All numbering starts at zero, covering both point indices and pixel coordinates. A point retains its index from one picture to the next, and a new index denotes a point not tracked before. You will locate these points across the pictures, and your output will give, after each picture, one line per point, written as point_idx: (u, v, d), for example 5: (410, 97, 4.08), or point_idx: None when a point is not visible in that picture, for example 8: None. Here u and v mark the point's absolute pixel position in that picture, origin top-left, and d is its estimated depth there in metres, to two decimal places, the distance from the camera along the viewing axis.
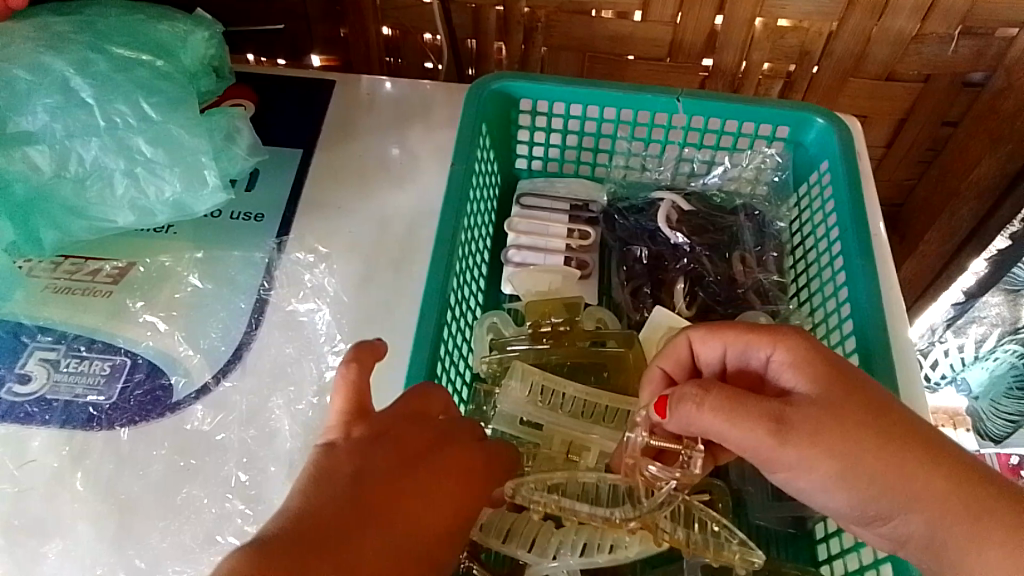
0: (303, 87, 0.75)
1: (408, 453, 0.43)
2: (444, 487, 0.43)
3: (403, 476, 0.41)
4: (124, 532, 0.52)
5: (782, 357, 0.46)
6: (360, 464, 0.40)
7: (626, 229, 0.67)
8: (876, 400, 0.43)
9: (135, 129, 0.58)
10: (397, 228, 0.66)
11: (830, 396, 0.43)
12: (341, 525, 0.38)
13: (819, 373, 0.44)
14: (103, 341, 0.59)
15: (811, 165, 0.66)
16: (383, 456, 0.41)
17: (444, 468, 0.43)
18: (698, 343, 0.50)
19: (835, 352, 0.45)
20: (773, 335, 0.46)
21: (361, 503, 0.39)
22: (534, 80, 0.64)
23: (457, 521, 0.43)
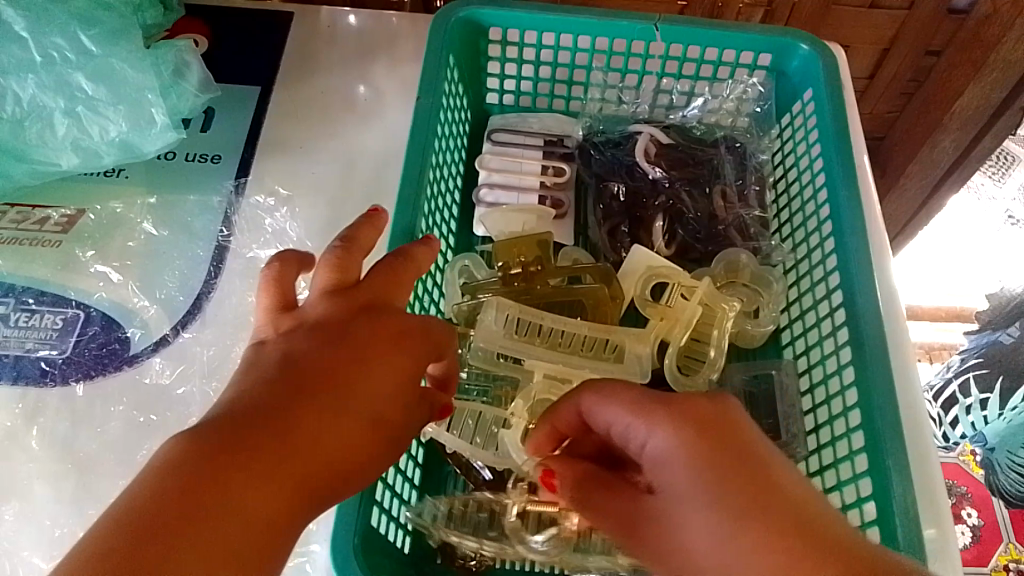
0: (259, 20, 0.70)
1: (333, 324, 0.39)
2: (379, 353, 0.39)
3: (329, 348, 0.38)
4: (83, 491, 0.50)
5: (657, 441, 0.34)
6: (290, 352, 0.37)
7: (603, 164, 0.64)
8: (772, 505, 0.31)
9: (73, 64, 0.54)
10: (363, 170, 0.63)
11: (718, 497, 0.31)
12: (263, 406, 0.34)
13: (702, 464, 0.32)
14: (53, 293, 0.56)
15: (794, 94, 0.63)
16: (301, 338, 0.38)
17: (375, 331, 0.39)
18: (584, 410, 0.39)
19: (727, 448, 0.33)
20: (653, 409, 0.35)
21: (283, 383, 0.36)
22: (504, 7, 0.61)
23: (403, 391, 0.39)
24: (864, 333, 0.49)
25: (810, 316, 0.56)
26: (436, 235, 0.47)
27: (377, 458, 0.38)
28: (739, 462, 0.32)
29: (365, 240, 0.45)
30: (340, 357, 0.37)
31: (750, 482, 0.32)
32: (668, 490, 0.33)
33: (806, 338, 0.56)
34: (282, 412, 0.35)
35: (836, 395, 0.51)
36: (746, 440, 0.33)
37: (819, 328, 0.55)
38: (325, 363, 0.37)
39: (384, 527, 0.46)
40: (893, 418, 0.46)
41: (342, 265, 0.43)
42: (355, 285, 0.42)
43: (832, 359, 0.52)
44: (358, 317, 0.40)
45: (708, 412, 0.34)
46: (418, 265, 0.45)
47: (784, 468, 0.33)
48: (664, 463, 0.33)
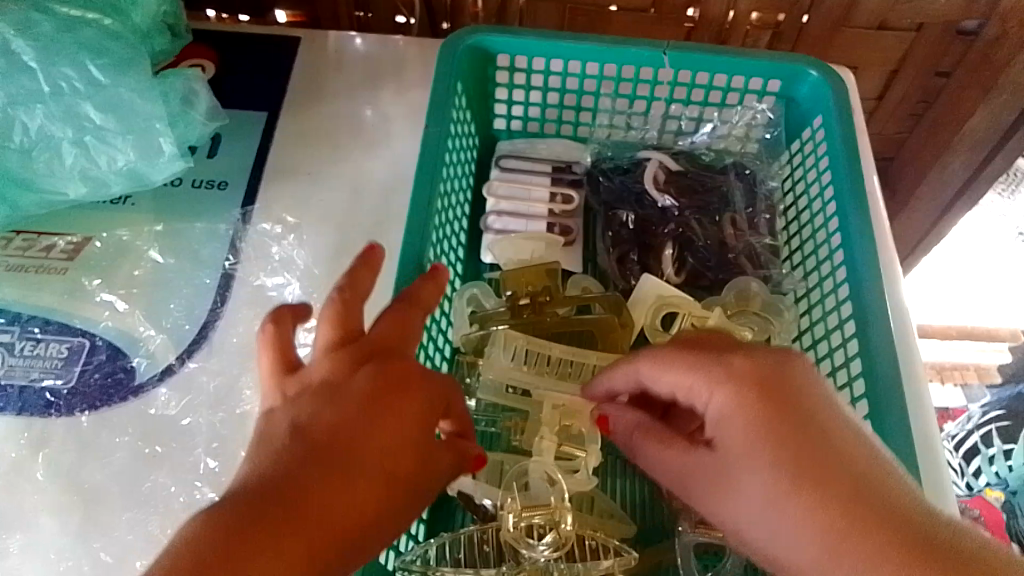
0: (265, 45, 0.70)
1: (339, 382, 0.39)
2: (390, 406, 0.38)
3: (335, 410, 0.37)
4: (89, 524, 0.49)
5: (717, 402, 0.39)
6: (299, 419, 0.37)
7: (611, 191, 0.64)
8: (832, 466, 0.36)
9: (82, 95, 0.54)
10: (371, 197, 0.63)
11: (776, 451, 0.36)
12: (275, 478, 0.35)
13: (760, 425, 0.37)
14: (59, 322, 0.56)
15: (804, 122, 0.63)
16: (309, 402, 0.38)
17: (383, 382, 0.39)
18: (648, 371, 0.43)
19: (781, 395, 0.38)
20: (717, 368, 0.39)
21: (295, 452, 0.36)
22: (511, 34, 0.60)
23: (418, 443, 0.39)
24: (878, 366, 0.48)
25: (823, 345, 0.55)
26: (441, 268, 0.46)
27: (401, 509, 0.38)
28: (795, 418, 0.37)
29: (364, 284, 0.43)
30: (349, 417, 0.37)
31: (803, 437, 0.37)
32: (724, 442, 0.38)
33: (819, 368, 0.55)
34: (293, 483, 0.35)
35: None
36: (808, 402, 0.38)
37: (832, 358, 0.54)
38: (336, 427, 0.37)
39: (384, 556, 0.46)
40: (910, 452, 0.45)
41: (343, 317, 0.42)
42: (359, 336, 0.41)
43: (845, 391, 0.52)
44: (365, 369, 0.39)
45: (775, 371, 0.39)
46: (425, 302, 0.44)
47: (839, 422, 0.38)
48: (724, 420, 0.38)
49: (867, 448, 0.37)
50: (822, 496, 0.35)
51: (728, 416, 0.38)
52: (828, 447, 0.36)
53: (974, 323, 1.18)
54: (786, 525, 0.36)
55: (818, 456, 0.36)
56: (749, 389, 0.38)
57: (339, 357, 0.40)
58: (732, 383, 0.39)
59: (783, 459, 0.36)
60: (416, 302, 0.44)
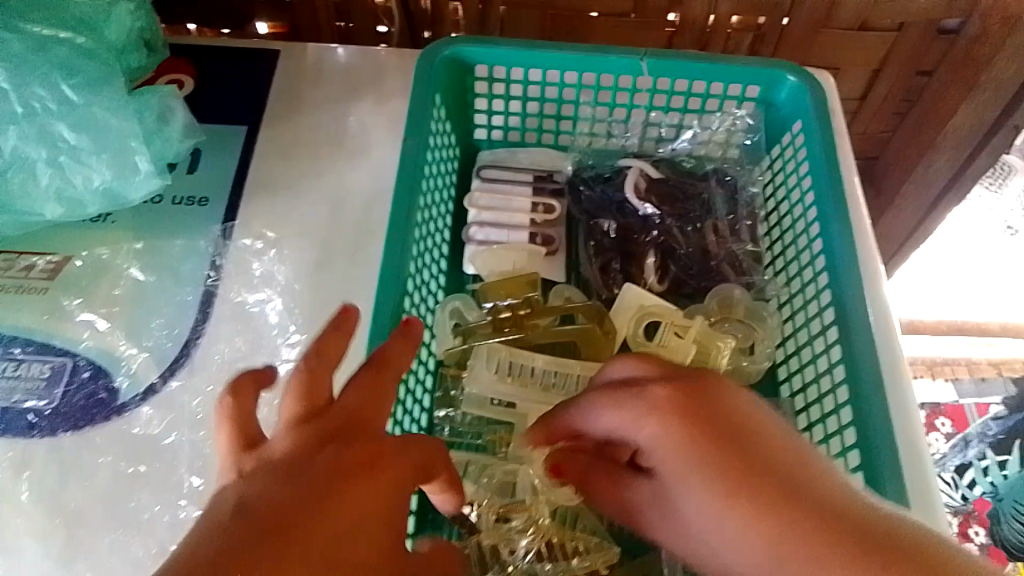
0: (244, 59, 0.70)
1: (301, 457, 0.36)
2: (354, 482, 0.35)
3: (297, 482, 0.34)
4: (72, 547, 0.49)
5: (646, 433, 0.39)
6: (251, 496, 0.33)
7: (593, 201, 0.64)
8: (757, 469, 0.37)
9: (55, 114, 0.53)
10: (353, 210, 0.62)
11: (709, 472, 0.37)
12: (232, 550, 0.30)
13: (691, 449, 0.38)
14: (39, 342, 0.55)
15: (784, 126, 0.63)
16: (267, 477, 0.34)
17: (349, 456, 0.36)
18: (576, 419, 0.43)
19: (706, 412, 0.39)
20: (640, 401, 0.40)
21: (253, 524, 0.31)
22: (489, 44, 0.60)
23: (379, 537, 0.35)
24: (861, 372, 0.48)
25: (805, 352, 0.55)
26: (413, 321, 0.45)
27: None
28: (720, 434, 0.38)
29: (333, 351, 0.42)
30: (308, 493, 0.34)
31: (735, 457, 0.37)
32: (663, 473, 0.39)
33: (803, 374, 0.55)
34: (255, 555, 0.30)
35: (833, 435, 0.51)
36: (734, 420, 0.39)
37: (815, 364, 0.54)
38: (296, 499, 0.33)
39: None
40: (895, 457, 0.45)
41: (310, 391, 0.40)
42: (325, 409, 0.39)
43: (829, 397, 0.51)
44: (326, 446, 0.37)
45: (694, 394, 0.40)
46: (395, 364, 0.43)
47: (767, 435, 0.39)
48: (657, 451, 0.39)
49: (797, 455, 0.38)
50: (765, 511, 0.36)
51: (660, 447, 0.39)
52: (761, 463, 0.37)
53: (964, 318, 1.19)
54: (741, 544, 0.36)
55: (753, 474, 0.37)
56: (672, 415, 0.39)
57: (303, 432, 0.37)
58: (657, 412, 0.39)
59: (720, 481, 0.37)
60: (387, 364, 0.43)
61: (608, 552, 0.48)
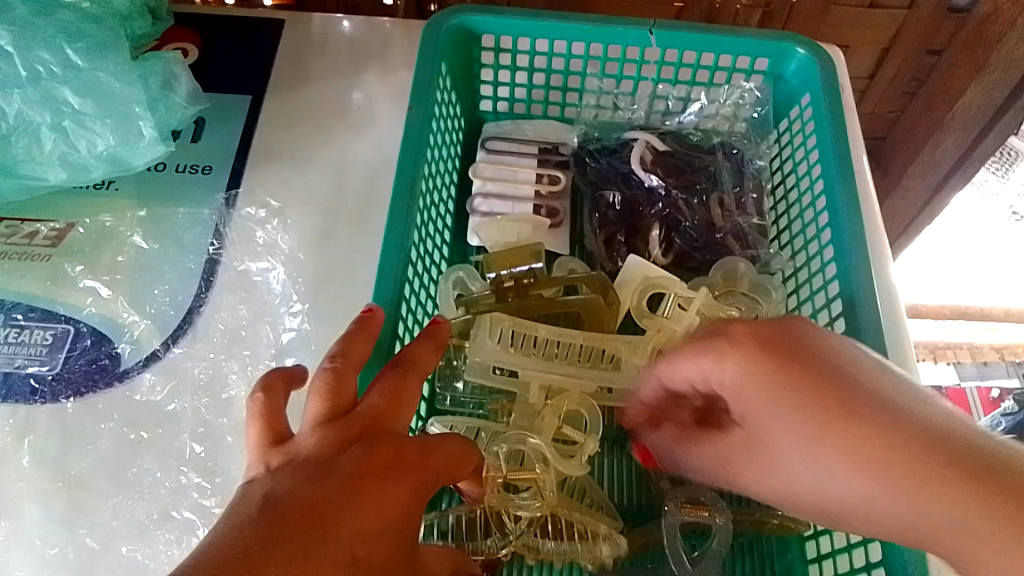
0: (249, 28, 0.70)
1: (324, 458, 0.36)
2: (377, 485, 0.35)
3: (320, 483, 0.34)
4: (74, 510, 0.49)
5: (729, 370, 0.41)
6: (277, 491, 0.34)
7: (598, 172, 0.64)
8: (848, 397, 0.38)
9: (60, 78, 0.54)
10: (357, 180, 0.62)
11: (798, 404, 0.39)
12: (254, 552, 0.30)
13: (774, 383, 0.40)
14: (42, 308, 0.55)
15: (792, 99, 0.62)
16: (288, 476, 0.35)
17: (372, 458, 0.36)
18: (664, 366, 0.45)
19: (790, 347, 0.40)
20: (723, 339, 0.42)
21: (274, 525, 0.32)
22: (496, 13, 0.60)
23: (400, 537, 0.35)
24: (865, 345, 0.48)
25: None
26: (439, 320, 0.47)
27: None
28: (806, 367, 0.39)
29: (357, 351, 0.43)
30: (335, 490, 0.34)
31: (824, 387, 0.38)
32: (751, 410, 0.41)
33: None
34: (276, 560, 0.30)
35: None
36: (822, 355, 0.40)
37: None
38: (317, 501, 0.33)
39: None
40: None
41: (334, 391, 0.40)
42: (348, 412, 0.40)
43: None
44: (352, 447, 0.37)
45: (775, 333, 0.41)
46: (420, 366, 0.44)
47: (854, 364, 0.39)
48: (742, 388, 0.41)
49: (885, 380, 0.39)
50: (854, 439, 0.37)
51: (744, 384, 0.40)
52: (849, 391, 0.38)
53: (967, 303, 1.19)
54: (836, 471, 0.37)
55: (841, 401, 0.38)
56: (754, 355, 0.40)
57: (328, 432, 0.38)
58: (739, 352, 0.41)
59: (810, 411, 0.38)
60: (412, 366, 0.44)
61: (613, 542, 0.48)
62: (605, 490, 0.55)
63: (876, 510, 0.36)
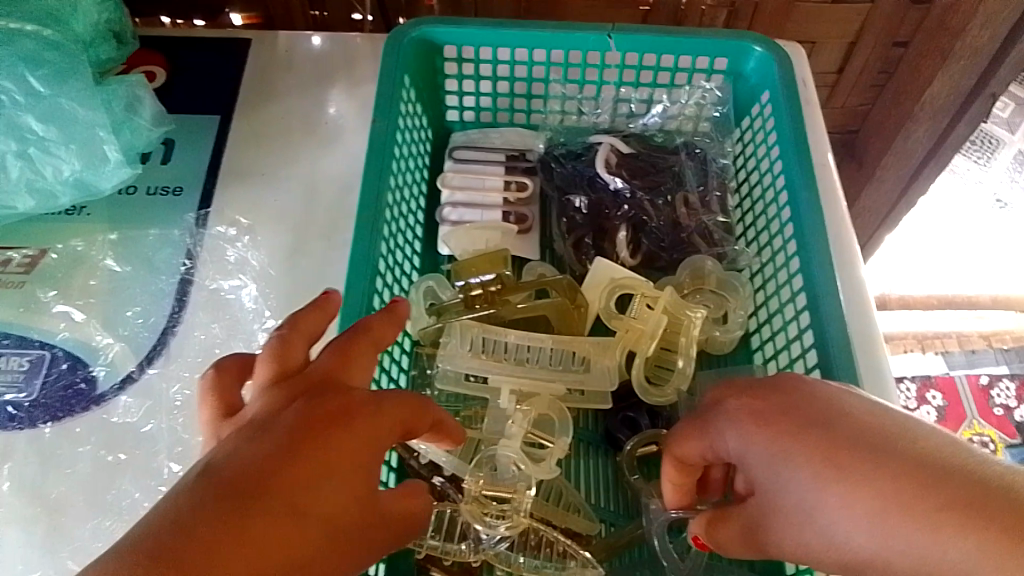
0: (216, 50, 0.70)
1: (267, 415, 0.35)
2: (323, 442, 0.34)
3: (256, 445, 0.33)
4: (54, 534, 0.49)
5: (731, 440, 0.39)
6: (217, 457, 0.33)
7: (564, 176, 0.64)
8: (847, 453, 0.35)
9: (23, 106, 0.55)
10: (327, 194, 0.63)
11: (804, 469, 0.36)
12: (180, 523, 0.30)
13: (775, 447, 0.37)
14: (17, 335, 0.56)
15: (752, 97, 0.63)
16: (231, 439, 0.34)
17: (313, 413, 0.35)
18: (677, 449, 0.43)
19: (788, 408, 0.38)
20: (721, 414, 0.40)
21: (205, 493, 0.31)
22: (457, 24, 0.61)
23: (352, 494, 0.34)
24: (828, 336, 0.49)
25: (776, 320, 0.56)
26: (399, 301, 0.43)
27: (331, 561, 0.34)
28: (803, 428, 0.37)
29: (309, 326, 0.41)
30: (273, 454, 0.33)
31: (825, 447, 0.36)
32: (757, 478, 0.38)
33: (774, 341, 0.55)
34: (201, 530, 0.30)
35: None
36: (816, 405, 0.37)
37: (786, 331, 0.54)
38: (255, 470, 0.32)
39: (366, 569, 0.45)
40: None
41: (281, 353, 0.39)
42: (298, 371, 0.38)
43: (799, 362, 0.52)
44: (298, 404, 0.35)
45: (769, 397, 0.39)
46: (377, 337, 0.41)
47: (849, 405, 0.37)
48: (746, 456, 0.39)
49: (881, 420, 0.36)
50: (865, 499, 0.34)
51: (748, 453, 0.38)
52: (845, 436, 0.36)
53: (953, 291, 1.19)
54: (852, 525, 0.34)
55: (841, 450, 0.35)
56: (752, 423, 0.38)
57: (278, 391, 0.37)
58: (738, 421, 0.39)
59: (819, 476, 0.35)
60: (366, 333, 0.41)
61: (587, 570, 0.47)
62: (581, 492, 0.55)
63: (890, 558, 0.33)
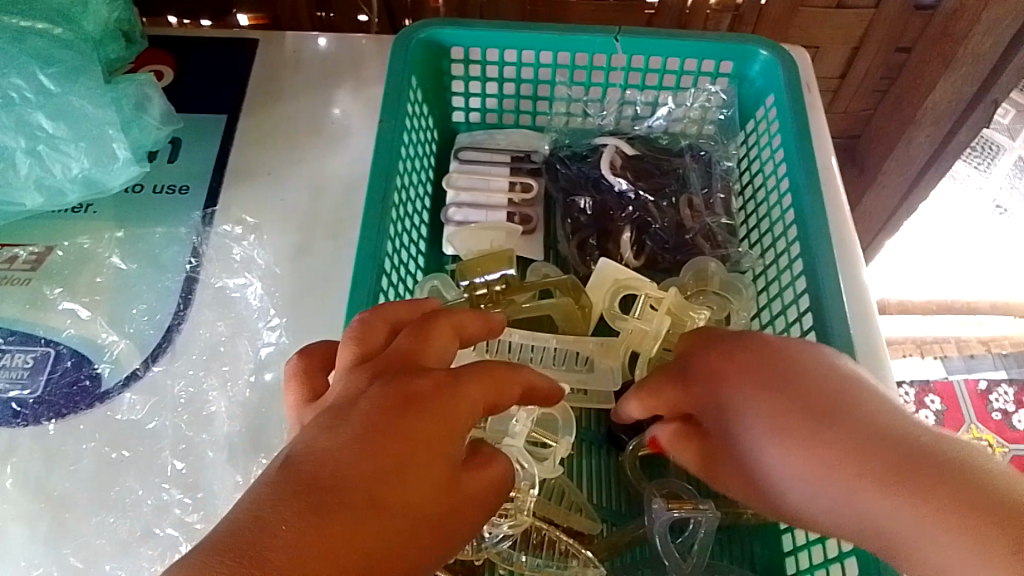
0: (222, 49, 0.70)
1: (346, 402, 0.34)
2: (401, 428, 0.33)
3: (334, 434, 0.32)
4: (58, 530, 0.49)
5: (698, 374, 0.44)
6: (294, 451, 0.32)
7: (569, 177, 0.65)
8: (795, 401, 0.39)
9: (33, 104, 0.55)
10: (333, 193, 0.63)
11: (750, 410, 0.41)
12: (266, 522, 0.29)
13: (732, 385, 0.42)
14: (22, 332, 0.56)
15: (757, 100, 0.63)
16: (309, 429, 0.33)
17: (390, 397, 0.33)
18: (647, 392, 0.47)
19: (752, 353, 0.42)
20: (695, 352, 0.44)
21: (283, 490, 0.30)
22: (464, 26, 0.61)
23: (435, 480, 0.33)
24: (832, 338, 0.49)
25: (779, 322, 0.56)
26: (494, 311, 0.43)
27: (418, 548, 0.32)
28: (762, 374, 0.41)
29: (401, 312, 0.40)
30: (351, 444, 0.32)
31: (775, 392, 0.40)
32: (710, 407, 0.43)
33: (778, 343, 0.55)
34: (289, 531, 0.28)
35: None
36: (780, 353, 0.42)
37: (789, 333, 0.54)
38: (333, 465, 0.31)
39: None
40: None
41: (362, 337, 0.38)
42: (380, 353, 0.37)
43: None
44: (377, 388, 0.34)
45: (736, 344, 0.43)
46: (465, 328, 0.40)
47: (855, 392, 0.39)
48: (705, 389, 0.43)
49: (886, 408, 0.38)
50: (803, 439, 0.38)
51: (708, 386, 0.43)
52: (798, 385, 0.40)
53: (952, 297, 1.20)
54: (805, 477, 0.38)
55: (792, 396, 0.40)
56: (717, 364, 0.43)
57: (359, 371, 0.35)
58: (709, 358, 0.43)
59: (768, 417, 0.40)
60: (451, 318, 0.39)
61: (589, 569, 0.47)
62: (584, 491, 0.55)
63: (816, 502, 0.38)
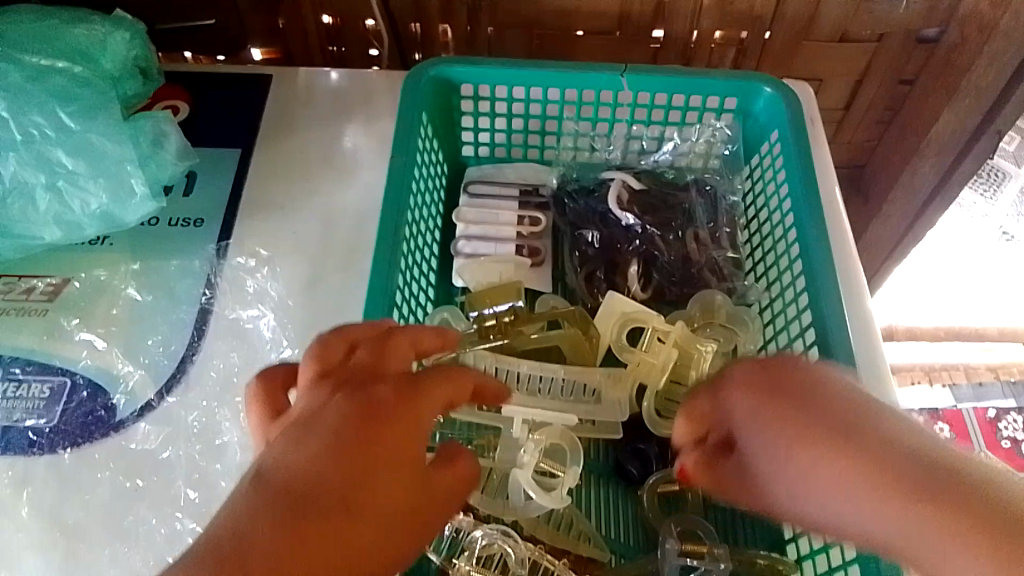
0: (237, 85, 0.72)
1: (312, 414, 0.35)
2: (371, 438, 0.34)
3: (303, 446, 0.34)
4: (71, 560, 0.50)
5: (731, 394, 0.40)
6: (270, 462, 0.34)
7: (577, 212, 0.66)
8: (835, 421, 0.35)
9: (53, 140, 0.57)
10: (344, 225, 0.64)
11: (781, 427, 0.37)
12: (241, 535, 0.31)
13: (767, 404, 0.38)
14: (39, 362, 0.57)
15: (761, 135, 0.64)
16: (278, 443, 0.34)
17: (355, 408, 0.35)
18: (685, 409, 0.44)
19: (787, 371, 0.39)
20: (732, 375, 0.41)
21: (260, 503, 0.32)
22: (473, 63, 0.62)
23: (406, 486, 0.35)
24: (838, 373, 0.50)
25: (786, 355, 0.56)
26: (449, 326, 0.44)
27: (395, 546, 0.35)
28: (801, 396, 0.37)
29: (361, 330, 0.41)
30: (323, 454, 0.33)
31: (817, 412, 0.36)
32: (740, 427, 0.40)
33: None
34: (265, 542, 0.31)
35: None
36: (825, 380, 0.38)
37: None
38: (308, 477, 0.33)
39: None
40: None
41: (323, 355, 0.39)
42: (341, 365, 0.39)
43: None
44: (344, 401, 0.36)
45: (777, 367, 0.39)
46: (425, 344, 0.42)
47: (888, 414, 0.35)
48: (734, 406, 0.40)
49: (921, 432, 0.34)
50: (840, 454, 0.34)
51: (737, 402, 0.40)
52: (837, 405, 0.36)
53: (961, 323, 1.20)
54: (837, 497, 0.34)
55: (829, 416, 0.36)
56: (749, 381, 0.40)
57: (322, 387, 0.37)
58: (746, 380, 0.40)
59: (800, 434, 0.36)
60: (413, 336, 0.42)
61: None
62: (592, 521, 0.56)
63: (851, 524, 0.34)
